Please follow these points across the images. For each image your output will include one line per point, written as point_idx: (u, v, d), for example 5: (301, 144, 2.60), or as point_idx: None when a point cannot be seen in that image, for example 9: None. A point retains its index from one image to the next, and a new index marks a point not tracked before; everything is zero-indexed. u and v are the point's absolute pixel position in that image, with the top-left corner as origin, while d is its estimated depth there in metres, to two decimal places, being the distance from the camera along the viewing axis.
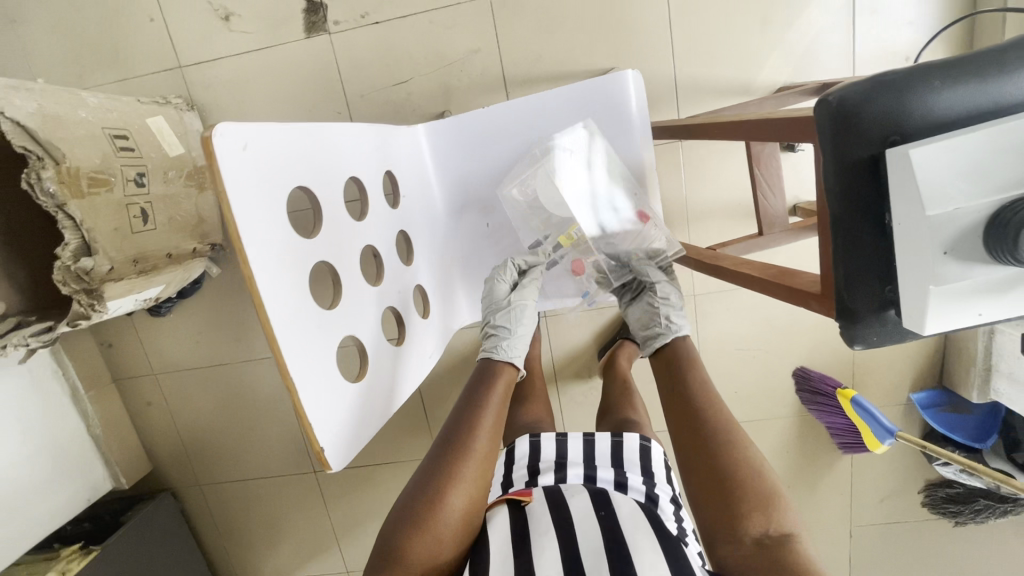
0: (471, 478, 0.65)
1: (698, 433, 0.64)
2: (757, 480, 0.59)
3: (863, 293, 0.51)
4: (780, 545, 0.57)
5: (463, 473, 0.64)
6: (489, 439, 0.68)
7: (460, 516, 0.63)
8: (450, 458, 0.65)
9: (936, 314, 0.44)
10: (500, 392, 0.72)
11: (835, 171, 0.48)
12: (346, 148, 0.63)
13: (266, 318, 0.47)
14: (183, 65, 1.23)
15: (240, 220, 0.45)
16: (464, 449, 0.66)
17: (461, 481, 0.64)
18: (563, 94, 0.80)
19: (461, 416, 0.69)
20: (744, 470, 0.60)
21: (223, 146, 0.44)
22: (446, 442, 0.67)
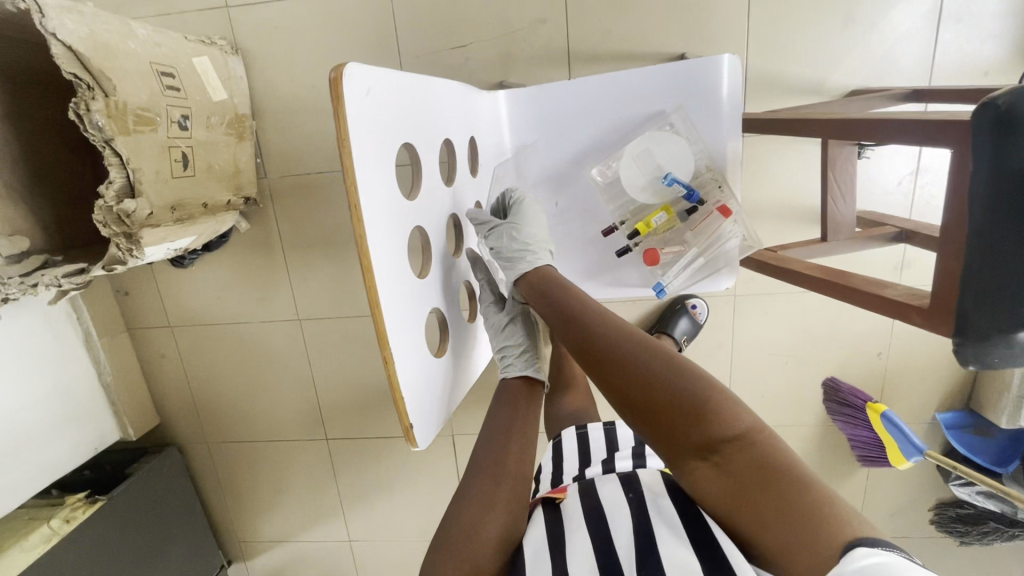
0: (505, 501, 0.66)
1: (604, 379, 0.65)
2: (678, 403, 0.60)
3: (998, 313, 0.48)
4: (735, 451, 0.57)
5: (499, 488, 0.66)
6: (520, 462, 0.70)
7: (498, 541, 0.63)
8: (482, 476, 0.67)
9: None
10: (524, 415, 0.75)
11: (990, 178, 0.46)
12: (444, 109, 0.59)
13: (371, 280, 0.44)
14: (230, 6, 1.16)
15: (358, 171, 0.41)
16: (498, 463, 0.69)
17: (497, 496, 0.65)
18: (655, 73, 0.76)
19: (489, 433, 0.73)
20: (657, 398, 0.61)
21: (351, 89, 0.40)
22: (477, 467, 0.69)
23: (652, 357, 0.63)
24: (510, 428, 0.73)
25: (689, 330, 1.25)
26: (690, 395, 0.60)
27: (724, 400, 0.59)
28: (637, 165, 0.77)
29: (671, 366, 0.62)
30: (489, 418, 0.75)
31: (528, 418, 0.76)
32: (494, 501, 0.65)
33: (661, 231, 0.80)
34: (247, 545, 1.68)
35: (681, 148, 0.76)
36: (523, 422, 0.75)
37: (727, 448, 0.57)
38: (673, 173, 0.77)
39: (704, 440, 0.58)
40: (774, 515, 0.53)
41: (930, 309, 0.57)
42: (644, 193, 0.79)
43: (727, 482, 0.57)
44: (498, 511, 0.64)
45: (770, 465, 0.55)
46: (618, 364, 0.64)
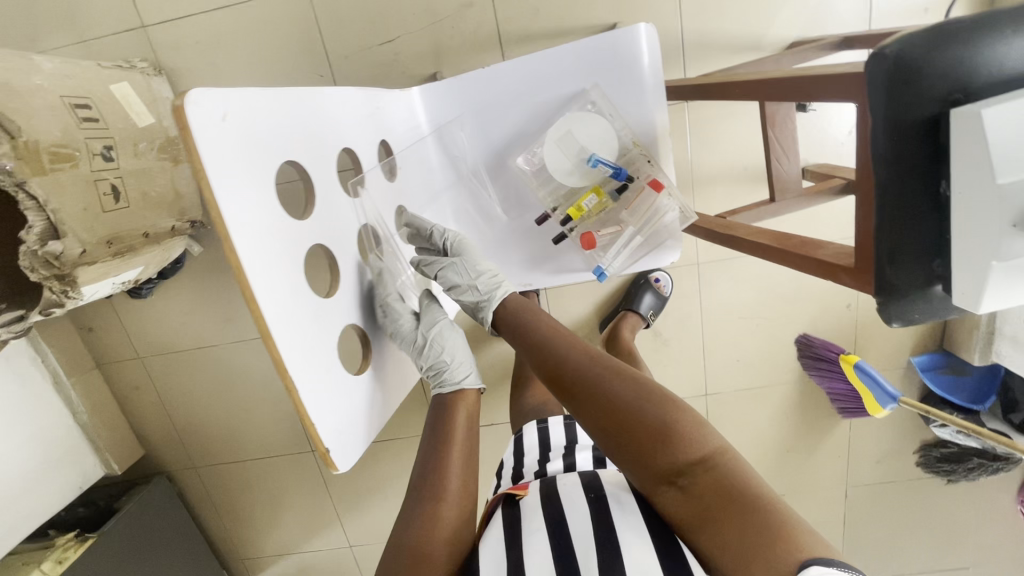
0: (449, 513, 0.67)
1: (576, 405, 0.65)
2: (645, 425, 0.60)
3: (910, 269, 0.47)
4: (699, 474, 0.57)
5: (441, 510, 0.66)
6: (461, 475, 0.71)
7: (446, 551, 0.64)
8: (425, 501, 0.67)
9: (980, 287, 0.41)
10: (464, 423, 0.75)
11: (889, 134, 0.43)
12: (339, 116, 0.57)
13: (258, 312, 0.42)
14: (147, 25, 1.12)
15: (223, 204, 0.40)
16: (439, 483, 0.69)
17: (441, 522, 0.65)
18: (571, 50, 0.73)
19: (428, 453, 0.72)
20: (625, 421, 0.61)
21: (198, 119, 0.38)
22: (420, 484, 0.69)
23: (623, 381, 0.63)
24: (451, 443, 0.72)
25: (654, 304, 1.25)
26: (658, 418, 0.60)
27: (690, 424, 0.59)
28: (559, 150, 0.75)
29: (639, 391, 0.62)
30: (427, 432, 0.75)
31: (469, 431, 0.75)
32: (437, 526, 0.65)
33: (594, 213, 0.78)
34: (250, 562, 1.70)
35: (604, 127, 0.75)
36: (463, 432, 0.74)
37: (691, 471, 0.57)
38: (597, 154, 0.75)
39: (668, 462, 0.58)
40: (732, 539, 0.51)
41: (855, 268, 0.56)
42: (571, 177, 0.77)
43: (690, 506, 0.56)
44: (441, 523, 0.65)
45: (731, 487, 0.55)
46: (588, 389, 0.64)
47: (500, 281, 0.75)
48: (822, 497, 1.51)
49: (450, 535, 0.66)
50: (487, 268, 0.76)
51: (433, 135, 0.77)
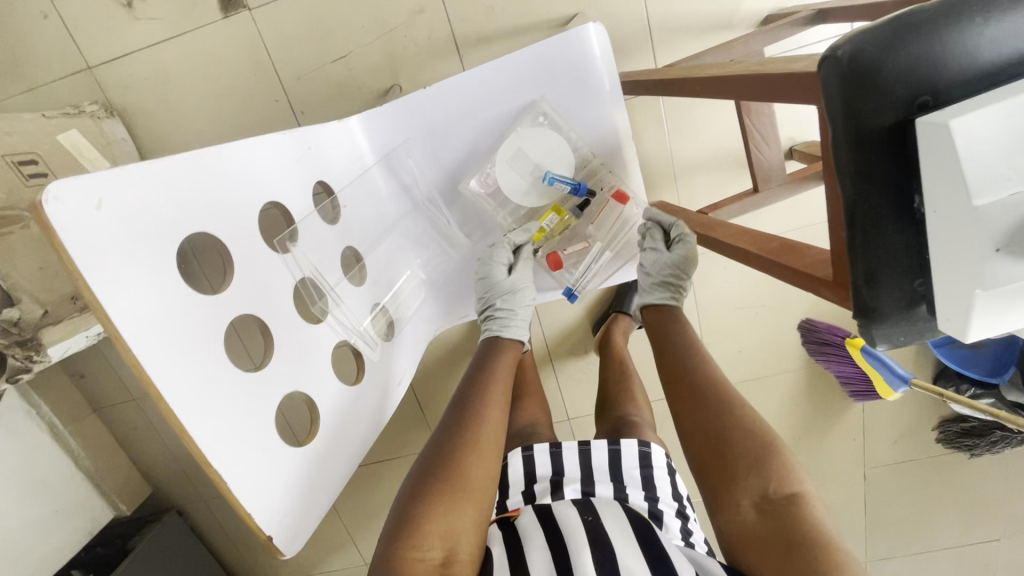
0: (487, 442, 0.60)
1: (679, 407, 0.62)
2: (744, 441, 0.57)
3: (883, 296, 0.42)
4: (785, 504, 0.55)
5: (478, 443, 0.60)
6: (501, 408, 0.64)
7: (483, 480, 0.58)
8: (456, 439, 0.59)
9: (954, 313, 0.37)
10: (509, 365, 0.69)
11: (850, 145, 0.38)
12: (262, 170, 0.53)
13: (169, 412, 0.39)
14: (91, 66, 1.07)
15: (107, 302, 0.36)
16: (472, 423, 0.61)
17: (475, 467, 0.58)
18: (518, 59, 0.67)
19: (462, 393, 0.64)
20: (735, 429, 0.58)
21: (62, 216, 0.34)
22: (455, 411, 0.62)
23: (729, 395, 0.60)
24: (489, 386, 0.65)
25: None
26: (767, 437, 0.57)
27: (788, 457, 0.57)
28: (511, 169, 0.72)
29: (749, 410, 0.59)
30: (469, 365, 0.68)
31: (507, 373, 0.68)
32: (472, 477, 0.57)
33: (558, 231, 0.77)
34: None
35: (558, 141, 0.71)
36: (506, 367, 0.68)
37: (778, 502, 0.55)
38: (552, 171, 0.72)
39: (758, 482, 0.55)
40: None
41: (834, 280, 0.51)
42: (527, 199, 0.73)
43: (763, 532, 0.55)
44: (478, 452, 0.59)
45: (809, 525, 0.53)
46: (694, 395, 0.62)
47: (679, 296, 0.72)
48: (841, 482, 1.45)
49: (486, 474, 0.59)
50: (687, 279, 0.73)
51: (380, 163, 0.70)
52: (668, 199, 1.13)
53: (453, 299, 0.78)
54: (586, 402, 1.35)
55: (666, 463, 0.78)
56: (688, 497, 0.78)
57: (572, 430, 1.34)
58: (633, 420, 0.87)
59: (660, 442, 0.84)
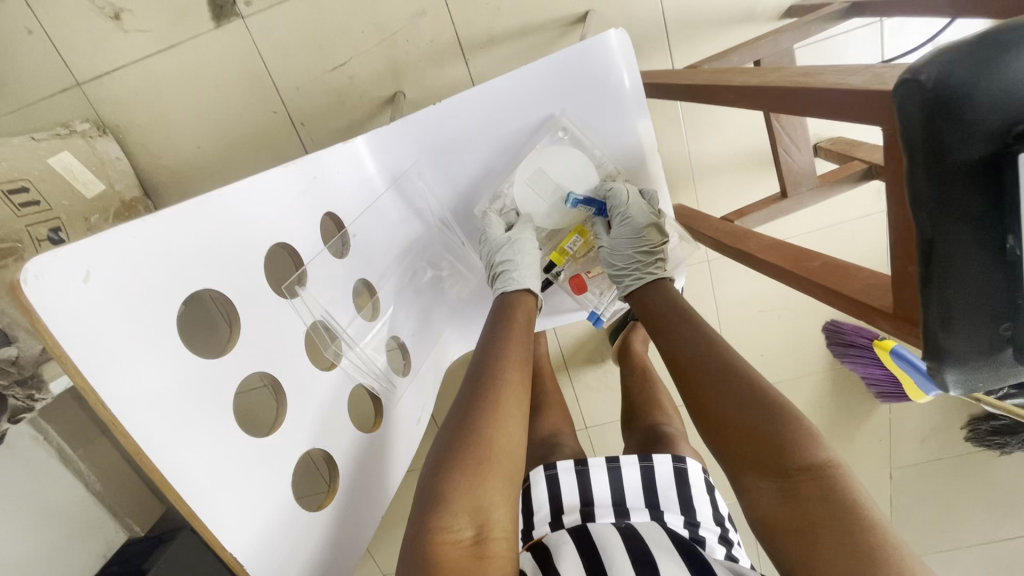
0: (511, 407, 0.53)
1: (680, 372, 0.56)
2: (754, 416, 0.50)
3: (955, 341, 0.38)
4: (808, 480, 0.48)
5: (501, 408, 0.53)
6: (521, 371, 0.57)
7: (513, 447, 0.52)
8: (477, 406, 0.52)
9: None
10: (522, 324, 0.62)
11: (929, 177, 0.34)
12: (265, 210, 0.48)
13: (175, 496, 0.36)
14: (80, 82, 1.01)
15: (100, 387, 0.33)
16: (494, 386, 0.54)
17: (499, 435, 0.51)
18: (535, 71, 0.62)
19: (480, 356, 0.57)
20: (747, 398, 0.51)
21: (45, 295, 0.30)
22: (476, 375, 0.56)
23: (727, 369, 0.53)
24: (509, 346, 0.58)
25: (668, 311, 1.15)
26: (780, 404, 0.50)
27: (806, 425, 0.50)
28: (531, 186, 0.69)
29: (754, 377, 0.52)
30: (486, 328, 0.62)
31: (528, 332, 0.61)
32: (499, 447, 0.51)
33: (581, 254, 0.74)
34: None
35: (577, 159, 0.68)
36: (521, 330, 0.61)
37: (798, 477, 0.48)
38: (575, 192, 0.69)
39: (772, 459, 0.49)
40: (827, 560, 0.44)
41: (894, 312, 0.47)
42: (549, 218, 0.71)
43: (785, 513, 0.47)
44: (503, 418, 0.52)
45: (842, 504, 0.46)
46: (694, 365, 0.55)
47: (629, 273, 0.67)
48: (867, 482, 1.42)
49: (516, 443, 0.52)
50: (646, 249, 0.67)
51: (390, 188, 0.65)
52: (687, 202, 1.08)
53: (468, 324, 0.75)
54: (606, 411, 1.31)
55: (705, 478, 0.70)
56: (729, 517, 0.70)
57: (591, 439, 1.30)
58: (664, 430, 0.79)
59: (696, 454, 0.75)
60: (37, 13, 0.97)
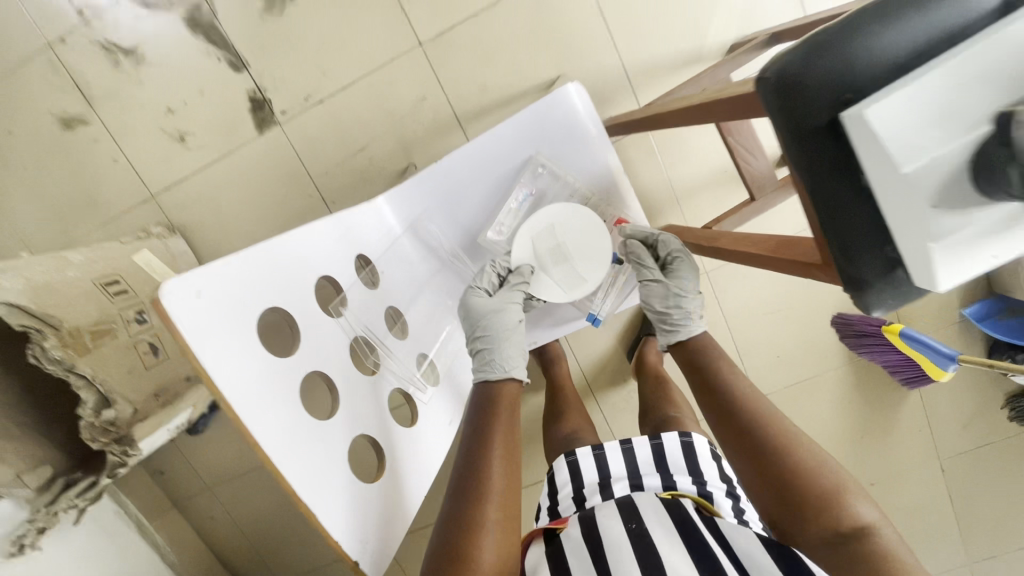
0: (494, 520, 0.57)
1: (726, 430, 0.63)
2: (808, 478, 0.56)
3: (862, 258, 0.47)
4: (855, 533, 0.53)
5: (483, 516, 0.56)
6: (504, 477, 0.61)
7: (498, 557, 0.55)
8: (456, 522, 0.56)
9: (941, 267, 0.42)
10: (504, 417, 0.67)
11: (796, 144, 0.45)
12: (312, 252, 0.63)
13: (264, 452, 0.47)
14: (155, 194, 1.24)
15: (211, 367, 0.45)
16: (477, 494, 0.58)
17: (483, 542, 0.55)
18: (514, 124, 0.76)
19: (461, 473, 0.61)
20: (787, 462, 0.58)
21: (175, 303, 0.44)
22: (459, 487, 0.60)
23: (783, 438, 0.59)
24: (491, 450, 0.62)
25: None
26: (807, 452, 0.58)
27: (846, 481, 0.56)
28: (540, 246, 0.81)
29: (794, 436, 0.59)
30: (467, 423, 0.67)
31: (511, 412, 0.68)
32: (480, 559, 0.53)
33: None
34: None
35: (587, 221, 0.79)
36: (502, 430, 0.65)
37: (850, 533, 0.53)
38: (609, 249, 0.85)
39: (825, 516, 0.54)
40: None
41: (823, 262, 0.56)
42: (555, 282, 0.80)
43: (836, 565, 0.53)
44: (486, 527, 0.56)
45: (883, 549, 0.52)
46: (736, 425, 0.63)
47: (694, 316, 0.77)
48: (917, 476, 1.39)
49: (499, 551, 0.55)
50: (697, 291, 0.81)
51: (408, 232, 0.80)
52: (676, 221, 1.19)
53: None
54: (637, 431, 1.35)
55: (710, 450, 0.77)
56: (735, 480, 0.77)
57: None
58: (672, 416, 0.86)
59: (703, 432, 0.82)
60: (121, 146, 1.21)
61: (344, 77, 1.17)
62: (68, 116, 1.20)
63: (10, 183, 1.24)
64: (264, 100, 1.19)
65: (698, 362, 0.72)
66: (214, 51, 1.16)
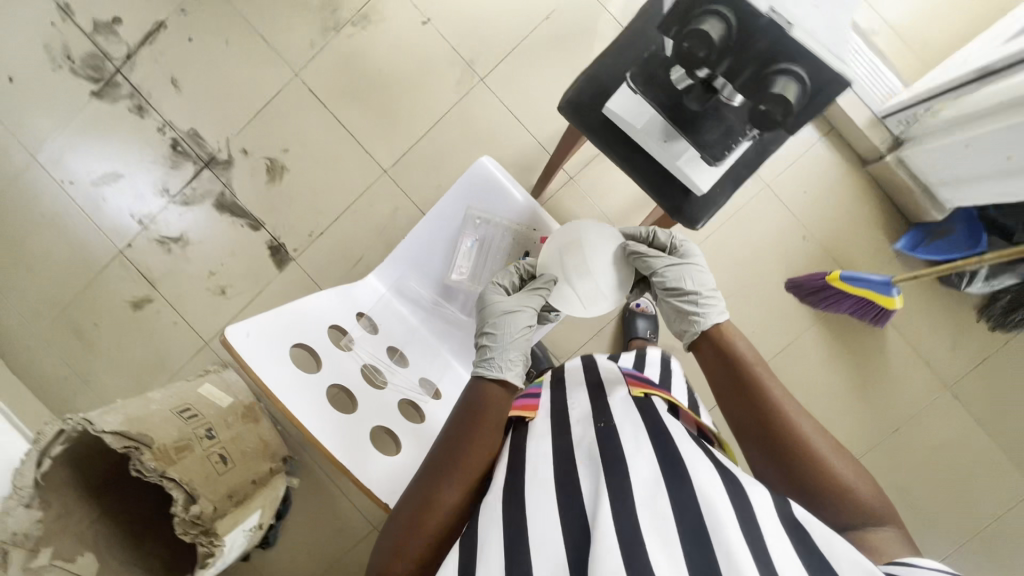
0: (452, 495, 0.73)
1: (765, 425, 0.79)
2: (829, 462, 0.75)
3: (657, 181, 0.86)
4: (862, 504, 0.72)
5: (444, 493, 0.73)
6: (471, 465, 0.75)
7: (445, 519, 0.72)
8: (422, 494, 0.73)
9: (689, 170, 0.82)
10: (489, 415, 0.80)
11: (595, 131, 0.86)
12: (325, 310, 0.89)
13: (306, 431, 0.69)
14: (208, 340, 1.53)
15: (264, 376, 0.69)
16: (444, 474, 0.74)
17: (436, 508, 0.72)
18: (451, 193, 1.01)
19: (438, 457, 0.76)
20: (814, 450, 0.76)
21: (236, 340, 0.69)
22: (432, 465, 0.76)
23: (809, 431, 0.77)
24: (469, 442, 0.77)
25: (648, 326, 1.42)
26: (827, 445, 0.76)
27: (853, 467, 0.75)
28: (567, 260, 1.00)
29: (816, 431, 0.78)
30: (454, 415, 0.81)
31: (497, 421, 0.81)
32: (429, 521, 0.71)
33: None
34: None
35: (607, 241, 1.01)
36: (488, 430, 0.78)
37: (858, 503, 0.72)
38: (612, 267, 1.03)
39: (841, 489, 0.73)
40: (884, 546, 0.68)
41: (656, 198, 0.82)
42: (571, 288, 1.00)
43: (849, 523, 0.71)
44: (441, 500, 0.72)
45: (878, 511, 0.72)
46: (775, 420, 0.79)
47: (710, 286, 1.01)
48: (935, 409, 1.43)
49: (447, 516, 0.72)
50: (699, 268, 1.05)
51: (395, 293, 1.05)
52: None
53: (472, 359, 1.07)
54: None
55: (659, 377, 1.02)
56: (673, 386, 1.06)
57: None
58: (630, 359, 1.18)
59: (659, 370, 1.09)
60: (179, 310, 1.54)
61: (336, 211, 1.51)
62: (137, 298, 1.54)
63: (97, 363, 1.55)
64: (279, 245, 1.52)
65: (737, 372, 0.85)
66: (238, 221, 1.53)
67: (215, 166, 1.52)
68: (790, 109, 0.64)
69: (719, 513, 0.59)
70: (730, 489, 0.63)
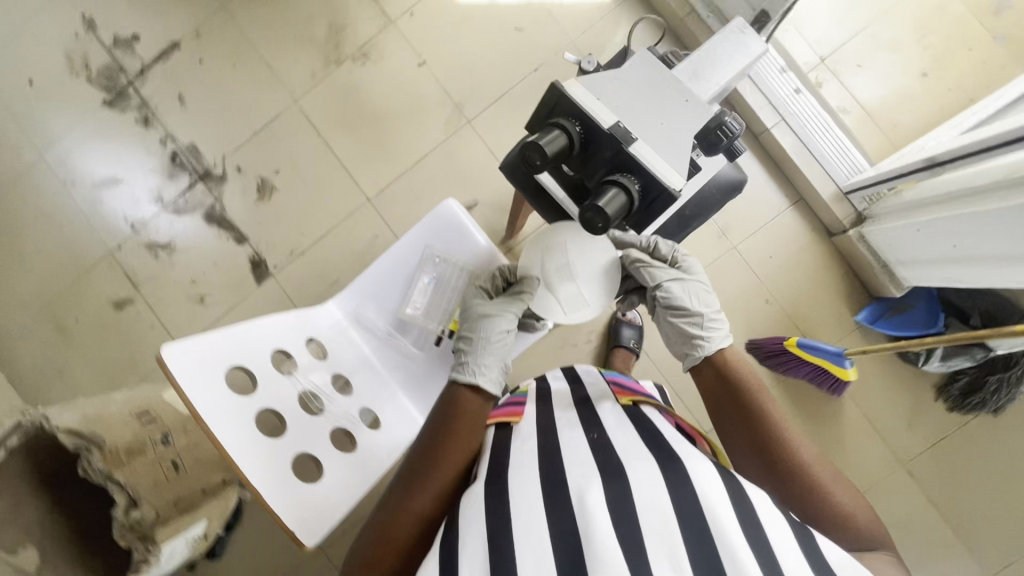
0: (421, 502, 0.75)
1: (767, 447, 0.79)
2: (830, 484, 0.75)
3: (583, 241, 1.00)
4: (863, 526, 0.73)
5: (414, 502, 0.74)
6: (444, 471, 0.78)
7: (416, 528, 0.73)
8: (391, 504, 0.75)
9: None
10: (465, 421, 0.84)
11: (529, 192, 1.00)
12: (274, 333, 0.92)
13: (226, 452, 0.71)
14: None
15: (193, 395, 0.71)
16: (418, 480, 0.77)
17: (403, 518, 0.73)
18: (415, 231, 1.06)
19: (416, 462, 0.79)
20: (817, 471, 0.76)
21: (171, 356, 0.71)
22: (409, 470, 0.79)
23: (809, 454, 0.78)
24: (444, 447, 0.80)
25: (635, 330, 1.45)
26: (825, 467, 0.78)
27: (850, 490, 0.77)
28: (552, 267, 1.03)
29: (815, 454, 0.79)
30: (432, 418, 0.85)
31: (472, 426, 0.84)
32: (399, 529, 0.72)
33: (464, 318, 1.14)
34: None
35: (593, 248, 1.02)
36: (463, 433, 0.82)
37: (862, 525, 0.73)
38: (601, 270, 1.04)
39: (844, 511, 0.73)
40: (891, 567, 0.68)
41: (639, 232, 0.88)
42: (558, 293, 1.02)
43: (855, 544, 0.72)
44: (412, 505, 0.74)
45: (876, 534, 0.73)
46: (775, 442, 0.79)
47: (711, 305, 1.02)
48: (892, 485, 1.42)
49: (421, 521, 0.74)
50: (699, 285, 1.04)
51: (351, 321, 1.08)
52: None
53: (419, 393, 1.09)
54: None
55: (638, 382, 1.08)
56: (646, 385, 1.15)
57: None
58: None
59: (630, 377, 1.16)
60: (158, 314, 1.59)
61: (319, 232, 1.57)
62: (120, 299, 1.60)
63: (72, 359, 1.59)
64: (260, 260, 1.57)
65: (739, 393, 0.86)
66: (224, 233, 1.58)
67: (209, 180, 1.59)
68: (607, 220, 0.71)
69: (723, 522, 0.60)
70: (730, 490, 0.65)
